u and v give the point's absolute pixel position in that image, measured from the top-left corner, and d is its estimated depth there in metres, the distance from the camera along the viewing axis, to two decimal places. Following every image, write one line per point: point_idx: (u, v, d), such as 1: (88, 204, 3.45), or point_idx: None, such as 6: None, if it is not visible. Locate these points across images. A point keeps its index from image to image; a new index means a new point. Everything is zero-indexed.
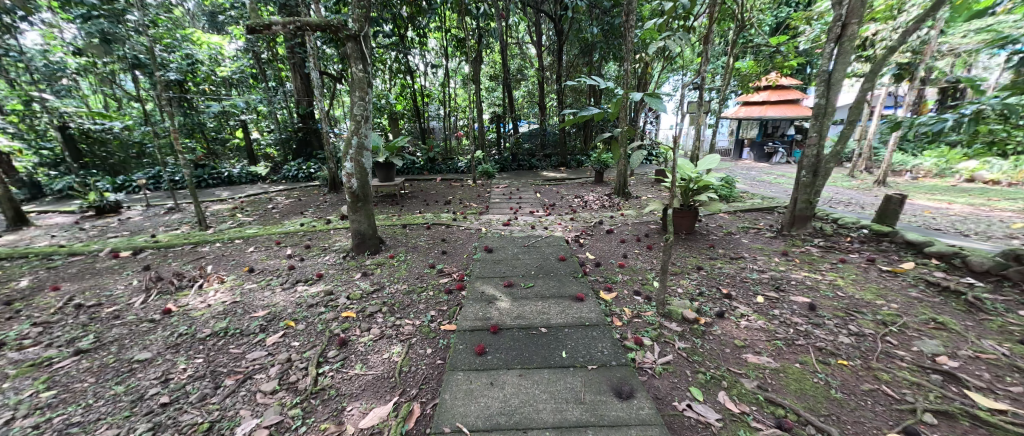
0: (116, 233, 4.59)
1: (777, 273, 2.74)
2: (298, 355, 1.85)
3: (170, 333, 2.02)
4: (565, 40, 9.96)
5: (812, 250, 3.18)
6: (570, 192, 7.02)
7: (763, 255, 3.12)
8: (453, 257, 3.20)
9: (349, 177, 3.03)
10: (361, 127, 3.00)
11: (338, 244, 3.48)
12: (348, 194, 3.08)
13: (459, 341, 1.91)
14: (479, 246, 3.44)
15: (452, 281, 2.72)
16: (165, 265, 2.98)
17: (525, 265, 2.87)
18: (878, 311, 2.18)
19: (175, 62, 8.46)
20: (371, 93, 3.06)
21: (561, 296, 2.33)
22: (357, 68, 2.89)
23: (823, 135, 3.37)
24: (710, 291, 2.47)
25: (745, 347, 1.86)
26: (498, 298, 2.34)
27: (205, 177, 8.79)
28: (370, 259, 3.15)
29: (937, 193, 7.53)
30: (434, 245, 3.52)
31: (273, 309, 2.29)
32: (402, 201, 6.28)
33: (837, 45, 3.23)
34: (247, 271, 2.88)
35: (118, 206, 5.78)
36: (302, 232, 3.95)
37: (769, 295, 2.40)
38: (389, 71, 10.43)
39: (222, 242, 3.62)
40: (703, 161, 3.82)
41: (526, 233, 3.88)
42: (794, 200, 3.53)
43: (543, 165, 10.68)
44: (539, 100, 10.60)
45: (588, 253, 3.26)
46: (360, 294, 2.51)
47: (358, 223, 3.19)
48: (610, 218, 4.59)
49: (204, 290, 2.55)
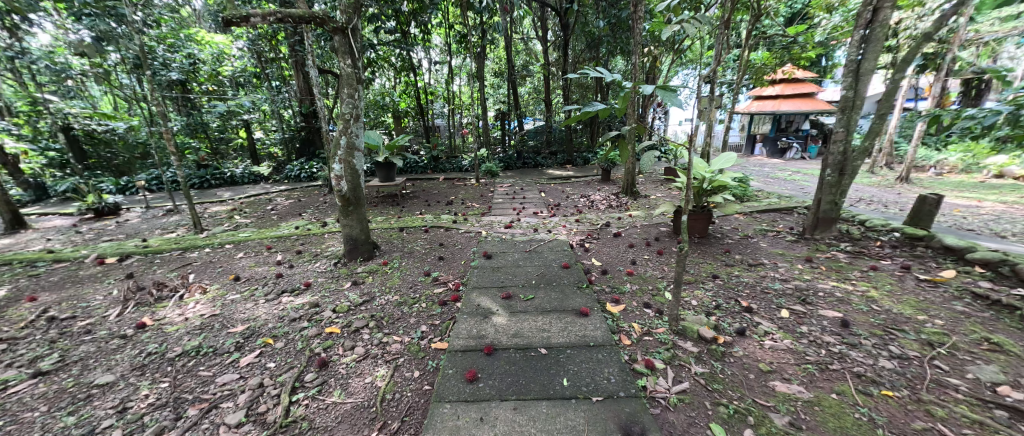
0: (111, 237, 4.50)
1: (802, 283, 2.49)
2: (271, 379, 1.67)
3: (138, 351, 1.87)
4: (571, 34, 9.69)
5: (839, 256, 2.92)
6: (576, 191, 6.79)
7: (784, 261, 2.87)
8: (450, 263, 3.01)
9: (337, 179, 2.83)
10: (351, 126, 2.83)
11: (331, 250, 3.32)
12: (338, 198, 2.89)
13: (449, 365, 1.71)
14: (478, 251, 3.24)
15: (447, 291, 2.53)
16: (149, 273, 2.85)
17: (526, 274, 2.68)
18: (921, 329, 1.93)
19: (177, 63, 8.42)
20: (361, 90, 2.88)
21: (563, 310, 2.13)
22: (345, 64, 2.71)
23: (852, 130, 3.09)
24: (728, 304, 2.24)
25: (772, 373, 1.63)
26: (494, 312, 2.15)
27: (208, 177, 8.76)
28: (362, 266, 2.98)
29: (964, 190, 7.13)
30: (431, 250, 3.35)
31: (253, 324, 2.13)
32: (403, 202, 6.12)
33: (867, 32, 2.95)
34: (233, 279, 2.73)
35: (117, 208, 5.73)
36: (296, 236, 3.79)
37: (796, 308, 2.16)
38: (393, 69, 10.29)
39: (212, 247, 3.48)
40: (717, 160, 3.56)
41: (527, 237, 3.68)
42: (817, 201, 3.27)
43: (548, 163, 10.44)
44: (545, 96, 10.38)
45: (593, 259, 3.05)
46: (348, 306, 2.33)
47: (350, 228, 3.02)
48: (617, 219, 4.36)
49: (184, 302, 2.41)
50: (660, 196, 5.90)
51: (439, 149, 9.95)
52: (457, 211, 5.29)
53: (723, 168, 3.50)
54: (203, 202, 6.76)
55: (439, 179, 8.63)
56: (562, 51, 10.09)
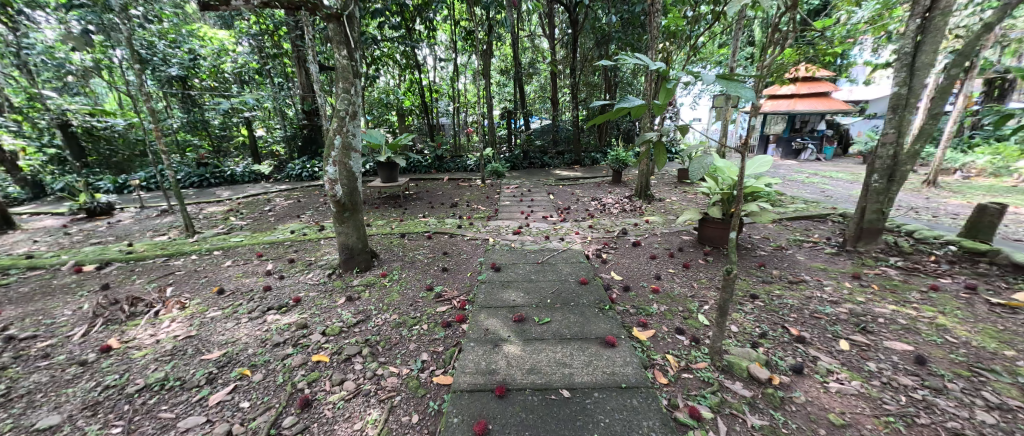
0: (99, 240, 4.28)
1: (856, 306, 2.18)
2: (242, 425, 1.39)
3: (94, 385, 1.60)
4: (581, 30, 9.38)
5: (890, 273, 2.60)
6: (586, 193, 6.50)
7: (829, 279, 2.56)
8: (455, 276, 2.75)
9: (332, 184, 2.53)
10: (347, 125, 2.55)
11: (325, 258, 3.05)
12: (333, 203, 2.61)
13: (455, 410, 1.43)
14: (486, 263, 2.95)
15: (452, 310, 2.26)
16: (127, 285, 2.61)
17: (540, 291, 2.38)
18: (1016, 368, 1.61)
19: (176, 58, 8.19)
20: (359, 85, 2.60)
21: (586, 339, 1.84)
22: (341, 55, 2.43)
23: (903, 131, 2.77)
24: (775, 332, 1.94)
25: (850, 428, 1.32)
26: (506, 339, 1.88)
27: (207, 175, 8.58)
28: (358, 278, 2.72)
29: (997, 194, 6.73)
30: (434, 260, 3.07)
31: (231, 348, 1.87)
32: (406, 204, 5.87)
33: (925, 21, 2.62)
34: (216, 293, 2.48)
35: (109, 208, 5.53)
36: (289, 242, 3.54)
37: (857, 339, 1.86)
38: (398, 66, 9.92)
39: (199, 254, 3.24)
40: (752, 163, 3.25)
41: (539, 245, 3.39)
42: (860, 209, 2.96)
43: (555, 163, 10.14)
44: (553, 94, 10.08)
45: (613, 273, 2.76)
46: (339, 327, 2.07)
47: (346, 235, 2.75)
48: (633, 225, 4.07)
49: (159, 319, 2.16)
50: (676, 199, 5.60)
51: (443, 148, 9.70)
52: (462, 214, 5.03)
53: (758, 172, 3.16)
54: (200, 202, 6.55)
55: (443, 179, 8.37)
56: (571, 48, 9.79)
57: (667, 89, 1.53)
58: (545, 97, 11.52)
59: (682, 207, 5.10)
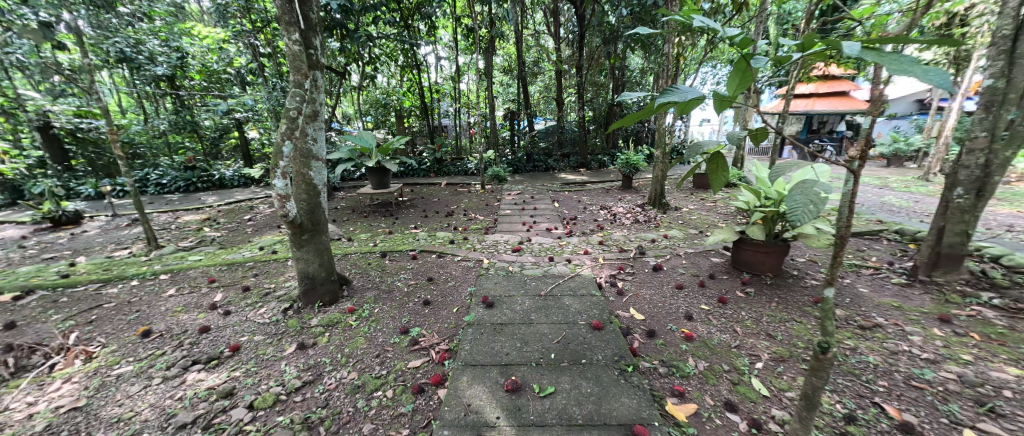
0: (54, 256, 3.87)
1: (965, 369, 1.62)
2: None
3: None
4: (588, 26, 8.82)
5: (987, 316, 2.04)
6: (593, 201, 5.99)
7: (911, 323, 2.00)
8: (438, 313, 2.25)
9: (282, 200, 1.98)
10: (298, 127, 2.03)
11: (285, 287, 2.55)
12: (286, 224, 2.07)
13: None
14: (477, 294, 2.43)
15: (429, 366, 1.75)
16: (36, 324, 2.13)
17: (541, 340, 1.86)
18: None
19: (163, 57, 7.77)
20: (318, 78, 2.11)
21: (605, 428, 1.31)
22: (290, 39, 1.94)
23: (1001, 133, 2.19)
24: (868, 417, 1.39)
25: None
26: (494, 424, 1.35)
27: (195, 179, 8.16)
28: (318, 316, 2.20)
29: None
30: (415, 290, 2.56)
31: (118, 433, 1.37)
32: (398, 212, 5.39)
33: None
34: (140, 336, 2.00)
35: (77, 217, 5.11)
36: (252, 262, 3.04)
37: (989, 431, 1.30)
38: (398, 66, 9.43)
39: (142, 278, 2.76)
40: None
41: (541, 269, 2.87)
42: (936, 230, 2.41)
43: (560, 166, 9.62)
44: (557, 95, 9.54)
45: (631, 310, 2.23)
46: (275, 395, 1.57)
47: (305, 262, 2.24)
48: (651, 243, 3.53)
49: (48, 380, 1.67)
50: (693, 210, 5.06)
51: (442, 151, 9.22)
52: (456, 226, 4.54)
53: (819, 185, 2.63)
54: (177, 209, 6.09)
55: (441, 184, 7.90)
56: (577, 47, 9.24)
57: (744, 73, 0.93)
58: (550, 97, 11.05)
59: (702, 219, 4.58)
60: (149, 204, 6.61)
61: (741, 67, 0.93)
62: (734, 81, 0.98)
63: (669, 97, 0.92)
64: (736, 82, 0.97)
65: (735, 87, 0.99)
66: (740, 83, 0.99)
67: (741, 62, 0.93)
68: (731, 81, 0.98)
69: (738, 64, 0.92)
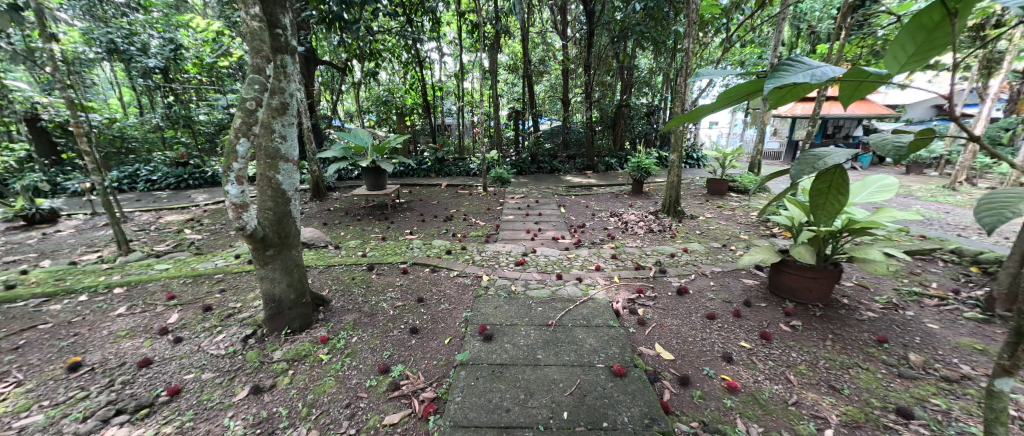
0: (17, 258, 3.56)
1: None
2: None
3: None
4: (598, 24, 8.40)
5: None
6: (602, 206, 5.63)
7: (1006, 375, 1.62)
8: (428, 345, 1.89)
9: (238, 211, 1.62)
10: (258, 121, 1.67)
11: (252, 308, 2.20)
12: (245, 239, 1.72)
13: None
14: (473, 323, 2.07)
15: (406, 425, 1.38)
16: None
17: (550, 392, 1.49)
18: None
19: (156, 48, 7.41)
20: (279, 61, 1.72)
21: None
22: (248, 12, 1.57)
23: None
24: None
25: None
26: None
27: (186, 176, 7.84)
28: (283, 349, 1.84)
29: None
30: (402, 314, 2.19)
31: None
32: (393, 216, 5.05)
33: None
34: (67, 370, 1.66)
35: (53, 215, 4.81)
36: (222, 274, 2.70)
37: None
38: (400, 63, 9.11)
39: (93, 292, 2.42)
40: (869, 181, 2.18)
41: (549, 290, 2.50)
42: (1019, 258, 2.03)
43: (566, 168, 9.21)
44: (564, 95, 9.15)
45: (658, 349, 1.86)
46: None
47: (271, 282, 1.89)
48: (672, 258, 3.15)
49: None
50: (712, 219, 4.69)
51: (444, 150, 8.89)
52: (455, 232, 4.19)
53: (878, 198, 2.04)
54: (162, 208, 5.77)
55: (441, 185, 7.56)
56: (587, 45, 8.82)
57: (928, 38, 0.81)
58: (556, 97, 10.67)
59: (722, 230, 4.20)
60: (136, 202, 6.33)
61: (928, 20, 0.77)
62: (904, 50, 0.86)
63: (794, 76, 0.64)
64: (908, 48, 0.85)
65: (905, 57, 0.87)
66: (908, 54, 0.87)
67: (923, 25, 0.79)
68: (902, 45, 0.85)
69: (930, 10, 0.75)
